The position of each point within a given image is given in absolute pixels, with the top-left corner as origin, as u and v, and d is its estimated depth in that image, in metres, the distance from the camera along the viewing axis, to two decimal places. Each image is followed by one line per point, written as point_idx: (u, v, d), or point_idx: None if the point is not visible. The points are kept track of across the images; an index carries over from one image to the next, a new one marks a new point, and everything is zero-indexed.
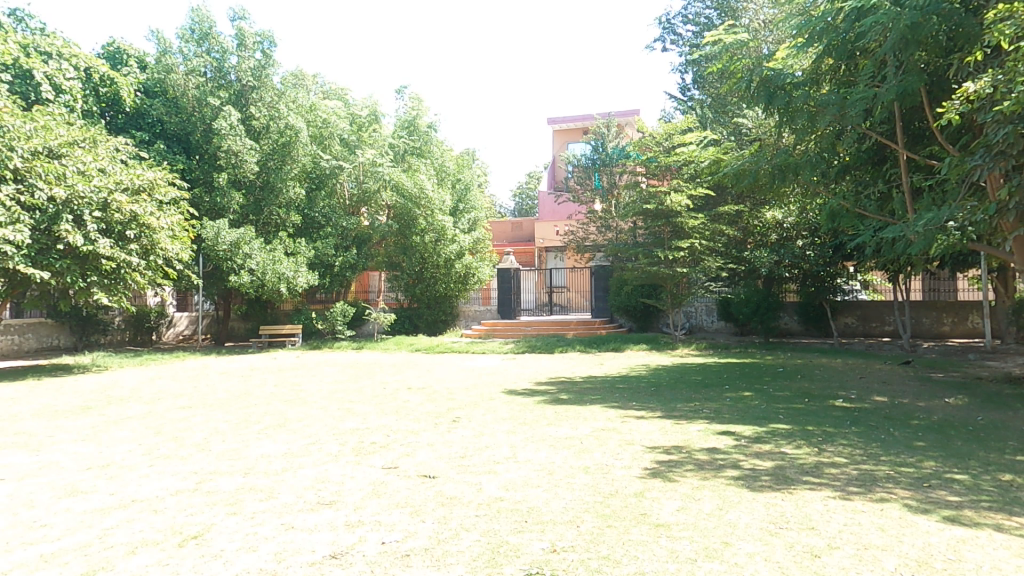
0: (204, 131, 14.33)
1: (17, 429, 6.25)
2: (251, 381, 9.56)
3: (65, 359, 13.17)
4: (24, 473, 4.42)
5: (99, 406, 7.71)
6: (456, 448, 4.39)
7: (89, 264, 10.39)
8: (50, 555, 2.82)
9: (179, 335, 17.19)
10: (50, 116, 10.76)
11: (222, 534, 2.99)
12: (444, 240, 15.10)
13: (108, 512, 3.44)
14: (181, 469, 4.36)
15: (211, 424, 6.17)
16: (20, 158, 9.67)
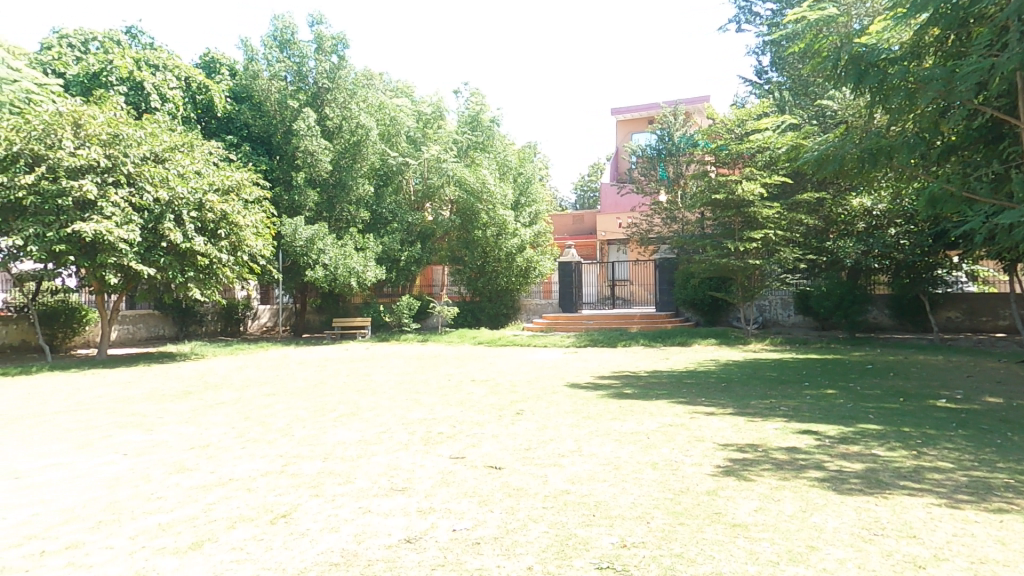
0: (285, 132, 15.05)
1: (132, 411, 6.93)
2: (326, 371, 10.06)
3: (168, 348, 14.41)
4: (140, 450, 4.89)
5: (197, 392, 8.38)
6: (521, 441, 4.43)
7: (187, 260, 11.34)
8: (165, 524, 3.11)
9: (263, 327, 18.40)
10: (155, 122, 11.79)
11: (307, 514, 3.17)
12: (505, 234, 15.29)
13: (210, 488, 3.73)
14: (269, 452, 4.67)
15: (292, 411, 6.55)
16: (132, 164, 10.74)
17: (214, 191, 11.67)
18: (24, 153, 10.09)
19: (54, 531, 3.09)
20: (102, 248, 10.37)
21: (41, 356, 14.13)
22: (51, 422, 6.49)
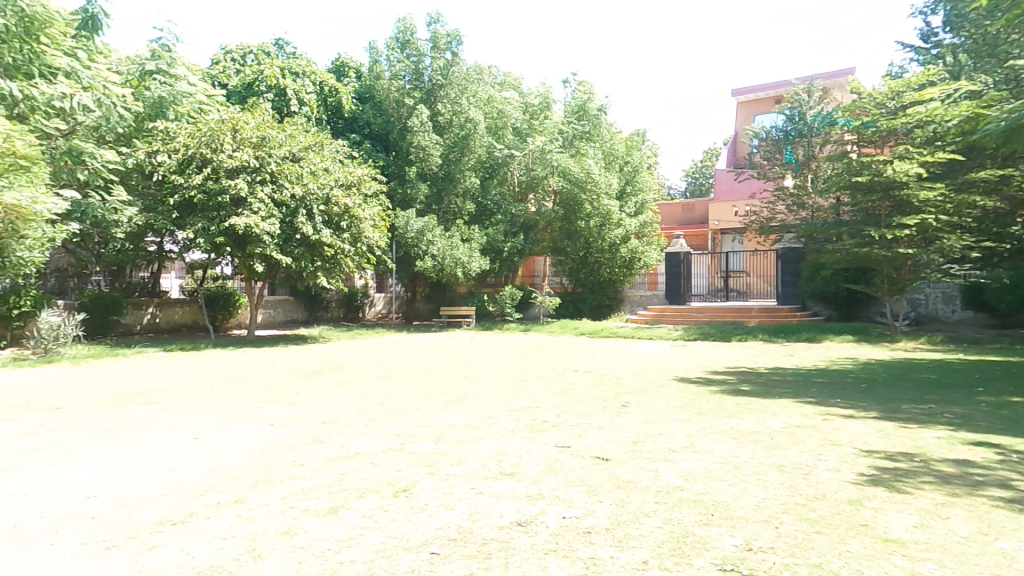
0: (401, 129, 15.94)
1: (274, 386, 7.78)
2: (433, 357, 10.58)
3: (300, 331, 16.00)
4: (284, 421, 5.50)
5: (325, 372, 9.22)
6: (628, 433, 4.34)
7: (316, 251, 12.50)
8: (306, 489, 3.47)
9: (378, 313, 19.91)
10: (293, 125, 13.16)
11: (425, 490, 3.36)
12: (609, 224, 14.96)
13: (341, 459, 4.09)
14: (388, 430, 5.01)
15: (406, 394, 6.96)
16: (275, 163, 12.15)
17: (339, 186, 12.78)
18: (195, 156, 11.85)
19: (224, 487, 3.59)
20: (251, 240, 11.87)
21: (205, 334, 16.61)
22: (214, 393, 7.52)
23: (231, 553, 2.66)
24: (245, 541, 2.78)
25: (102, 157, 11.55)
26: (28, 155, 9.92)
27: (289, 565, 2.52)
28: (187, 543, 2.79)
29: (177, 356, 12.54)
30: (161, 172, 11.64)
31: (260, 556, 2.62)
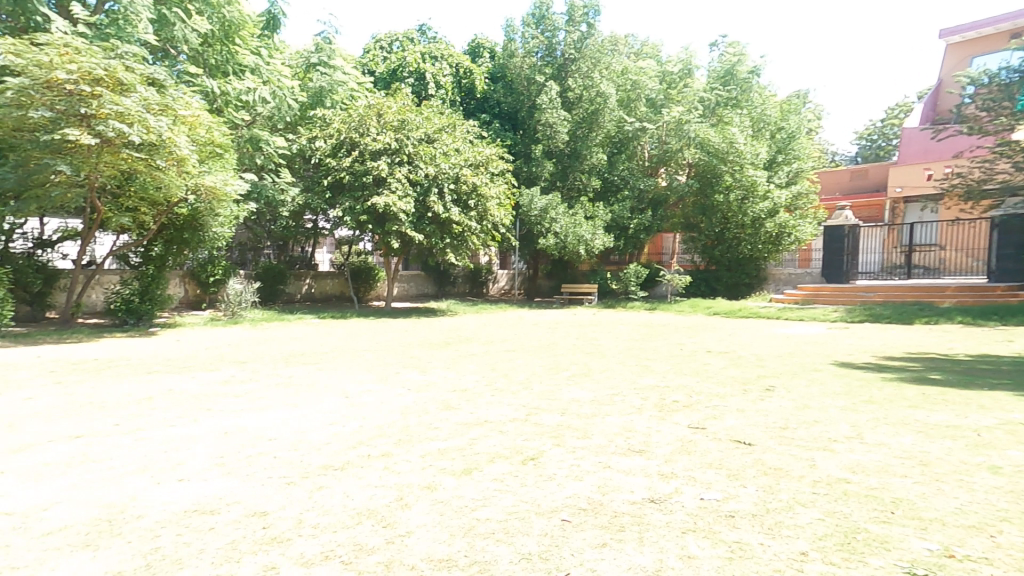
0: (529, 107, 16.27)
1: (409, 354, 8.44)
2: (556, 334, 10.70)
3: (431, 304, 17.16)
4: (419, 387, 5.96)
5: (453, 343, 9.78)
6: (774, 419, 4.06)
7: (445, 229, 13.39)
8: (442, 450, 3.74)
9: (501, 290, 20.81)
10: (431, 108, 14.07)
11: (552, 460, 3.45)
12: (754, 197, 13.97)
13: (472, 425, 4.34)
14: (514, 401, 5.20)
15: (530, 368, 7.15)
16: (412, 144, 13.18)
17: (468, 165, 13.63)
18: (346, 140, 13.18)
19: (373, 441, 4.00)
20: (389, 218, 12.90)
21: (351, 305, 18.51)
22: (359, 358, 8.36)
23: (383, 500, 2.98)
24: (394, 490, 3.10)
25: (273, 143, 14.29)
26: (221, 143, 11.87)
27: (433, 516, 2.77)
28: (346, 487, 3.18)
29: (329, 323, 14.13)
30: (318, 155, 13.18)
31: (406, 505, 2.90)
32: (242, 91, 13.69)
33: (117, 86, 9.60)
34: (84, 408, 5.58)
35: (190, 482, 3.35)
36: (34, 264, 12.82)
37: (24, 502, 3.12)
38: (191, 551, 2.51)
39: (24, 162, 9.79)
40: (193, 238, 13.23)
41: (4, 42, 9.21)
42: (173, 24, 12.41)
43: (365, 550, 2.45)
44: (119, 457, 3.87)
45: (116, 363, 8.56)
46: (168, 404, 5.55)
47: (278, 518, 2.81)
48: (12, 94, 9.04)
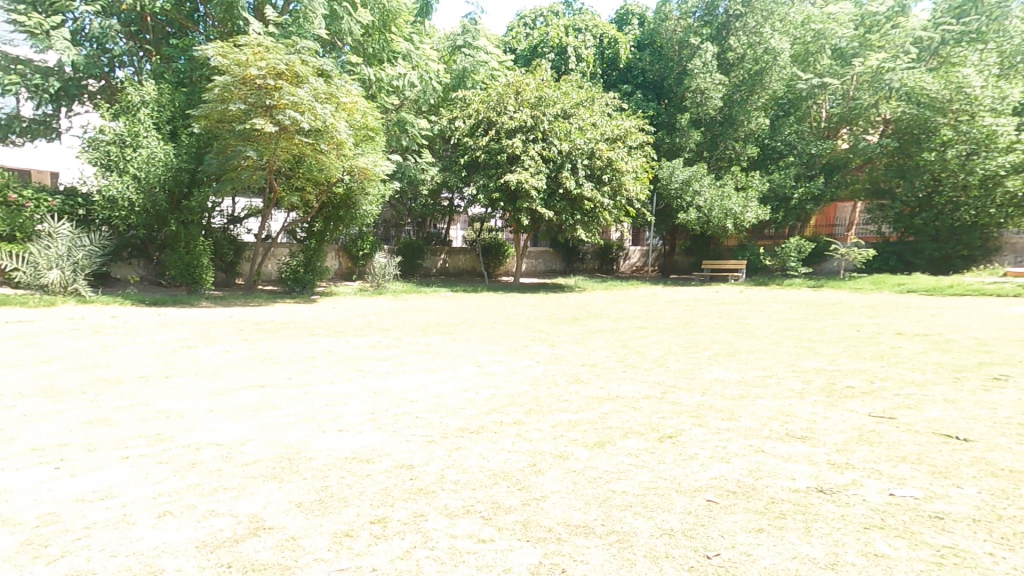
0: (679, 73, 17.37)
1: (539, 328, 8.77)
2: (696, 311, 10.26)
3: (560, 281, 18.14)
4: (547, 360, 6.23)
5: (582, 318, 9.94)
6: (996, 414, 3.51)
7: (576, 206, 14.77)
8: (571, 423, 3.87)
9: (633, 266, 22.18)
10: (569, 83, 15.50)
11: (692, 440, 3.38)
12: (982, 151, 12.97)
13: (603, 400, 4.41)
14: (648, 377, 5.17)
15: (666, 345, 7.00)
16: (547, 121, 14.56)
17: (604, 139, 14.84)
18: (483, 120, 14.72)
19: (504, 410, 4.27)
20: (522, 195, 14.24)
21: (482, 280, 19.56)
22: (489, 330, 8.92)
23: (519, 463, 3.18)
24: (526, 457, 3.28)
25: (418, 125, 15.38)
26: (374, 127, 13.07)
27: (566, 484, 2.87)
28: (483, 448, 3.46)
29: (462, 297, 15.08)
30: (458, 135, 15.03)
31: (540, 471, 3.05)
32: (394, 77, 14.91)
33: (295, 79, 10.86)
34: (265, 362, 6.59)
35: (349, 432, 3.84)
36: (228, 237, 15.25)
37: (227, 436, 3.81)
38: (355, 491, 2.87)
39: (223, 149, 11.53)
40: (347, 216, 14.70)
41: (215, 48, 10.66)
42: (342, 18, 13.83)
43: (503, 509, 2.63)
44: (294, 406, 4.56)
45: (288, 326, 9.91)
46: (328, 363, 6.39)
47: (425, 472, 3.12)
48: (218, 91, 10.63)
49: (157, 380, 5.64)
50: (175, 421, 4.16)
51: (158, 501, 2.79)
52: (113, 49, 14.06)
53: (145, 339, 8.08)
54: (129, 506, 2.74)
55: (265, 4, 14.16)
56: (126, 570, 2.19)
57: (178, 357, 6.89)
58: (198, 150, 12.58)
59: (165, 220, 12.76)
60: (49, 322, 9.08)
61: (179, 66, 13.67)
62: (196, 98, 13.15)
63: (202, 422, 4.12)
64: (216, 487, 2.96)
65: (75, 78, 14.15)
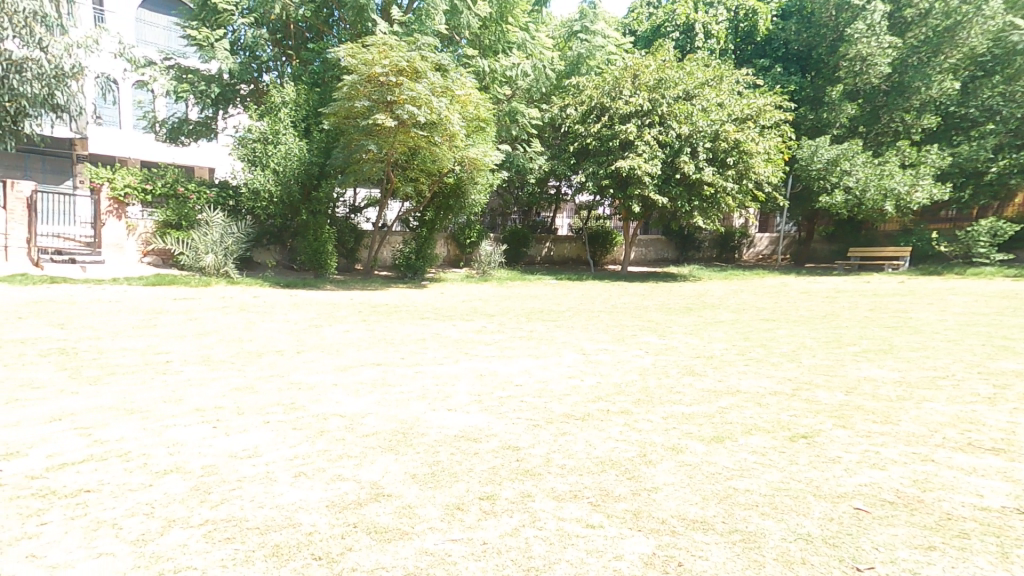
0: (831, 42, 17.14)
1: (653, 318, 10.06)
2: (837, 304, 10.10)
3: (675, 271, 18.76)
4: (655, 351, 7.12)
5: (696, 311, 11.08)
6: None
7: (693, 191, 14.97)
8: (685, 416, 4.37)
9: (759, 254, 22.45)
10: (693, 62, 15.67)
11: (832, 442, 3.67)
12: None
13: (721, 394, 4.96)
14: (774, 372, 5.65)
15: (799, 340, 7.42)
16: (668, 104, 14.86)
17: (733, 119, 14.68)
18: (596, 106, 15.46)
19: (610, 399, 4.87)
20: (632, 182, 14.90)
21: (586, 270, 19.97)
22: (593, 320, 9.81)
23: (628, 452, 3.65)
24: (636, 447, 3.73)
25: (528, 114, 15.64)
26: (485, 118, 13.52)
27: (678, 478, 3.22)
28: (590, 435, 3.98)
29: (566, 286, 15.46)
30: (569, 123, 15.90)
31: (650, 462, 3.46)
32: (508, 67, 15.25)
33: (413, 74, 11.48)
34: (381, 342, 7.44)
35: (458, 412, 4.55)
36: (349, 225, 16.35)
37: (349, 409, 4.55)
38: (464, 468, 3.41)
39: (348, 144, 12.58)
40: (457, 204, 15.34)
41: (345, 48, 11.52)
42: (461, 12, 14.25)
43: (612, 498, 3.01)
44: (407, 384, 5.35)
45: (400, 309, 10.75)
46: (437, 346, 7.32)
47: (530, 454, 3.64)
48: (346, 89, 11.53)
49: (289, 355, 6.54)
50: (307, 392, 4.97)
51: (295, 462, 3.46)
52: (261, 55, 15.86)
53: (281, 317, 9.21)
54: (271, 465, 3.42)
55: (392, 4, 15.09)
56: (272, 519, 2.78)
57: (307, 334, 7.82)
58: (327, 145, 13.66)
59: (297, 209, 14.11)
60: (207, 299, 10.59)
61: (316, 68, 15.07)
62: (327, 97, 14.30)
63: (329, 395, 4.92)
64: (341, 454, 3.60)
65: (231, 84, 16.08)
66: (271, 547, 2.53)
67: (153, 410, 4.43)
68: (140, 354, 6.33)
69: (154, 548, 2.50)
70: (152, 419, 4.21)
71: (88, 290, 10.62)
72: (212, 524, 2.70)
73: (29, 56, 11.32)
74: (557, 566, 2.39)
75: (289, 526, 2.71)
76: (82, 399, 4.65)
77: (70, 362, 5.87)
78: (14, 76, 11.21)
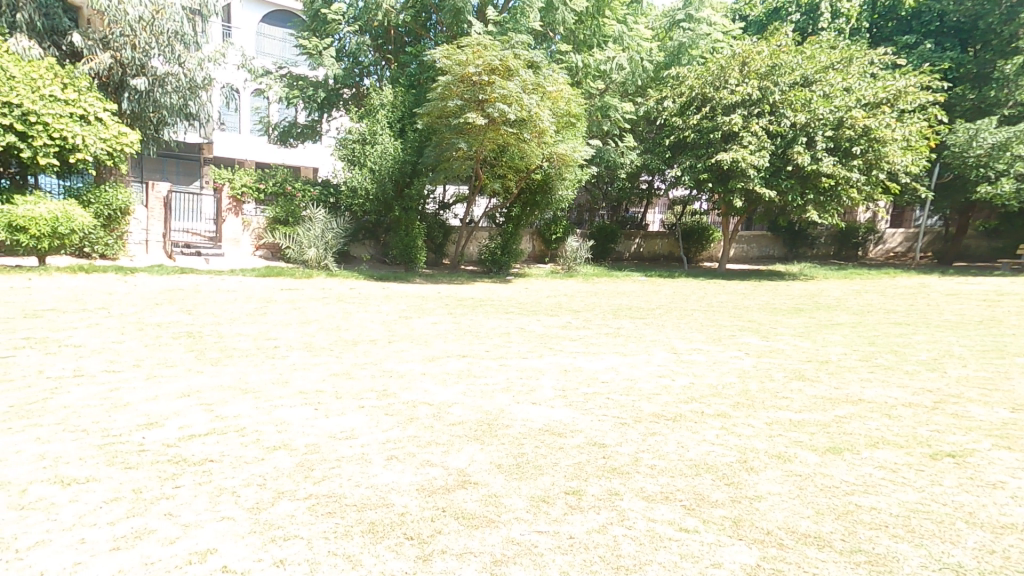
0: (1000, 13, 15.54)
1: (754, 318, 9.76)
2: (995, 308, 9.61)
3: (780, 268, 17.91)
4: (758, 352, 7.02)
5: (809, 310, 10.58)
6: None
7: (809, 183, 14.09)
8: (794, 423, 4.34)
9: (888, 251, 20.87)
10: (817, 44, 14.91)
11: (986, 464, 3.56)
12: None
13: (839, 403, 4.92)
14: (908, 382, 5.63)
15: (945, 346, 7.29)
16: (781, 91, 13.93)
17: (862, 104, 13.77)
18: (697, 96, 14.92)
19: (705, 401, 4.87)
20: (735, 175, 14.22)
21: (679, 267, 19.38)
22: (688, 318, 9.65)
23: (729, 456, 3.64)
24: (735, 452, 3.70)
25: (622, 108, 15.25)
26: (576, 114, 13.39)
27: (785, 488, 3.19)
28: (683, 436, 3.99)
29: (656, 283, 15.04)
30: (666, 115, 15.50)
31: (753, 470, 3.44)
32: (602, 61, 14.89)
33: (506, 73, 11.75)
34: (467, 335, 7.67)
35: (542, 405, 4.62)
36: (438, 221, 16.93)
37: (437, 398, 4.76)
38: (549, 461, 3.49)
39: (439, 142, 12.95)
40: (543, 201, 15.43)
41: (441, 50, 11.87)
42: (556, 9, 14.26)
43: (708, 503, 3.00)
44: (492, 376, 5.53)
45: (485, 302, 10.97)
46: (522, 340, 7.45)
47: (617, 452, 3.67)
48: (439, 89, 11.90)
49: (382, 344, 6.90)
50: (398, 380, 5.25)
51: (387, 446, 3.66)
52: (363, 60, 16.63)
53: (375, 308, 9.74)
54: (367, 447, 3.64)
55: (488, 4, 15.39)
56: (368, 498, 2.97)
57: (398, 325, 8.20)
58: (419, 144, 14.26)
59: (390, 206, 14.75)
60: (309, 291, 11.37)
61: (412, 70, 15.50)
62: (422, 97, 14.86)
63: (418, 383, 5.19)
64: (430, 441, 3.78)
65: (336, 89, 17.04)
66: (368, 524, 2.70)
67: (264, 390, 4.84)
68: (252, 340, 6.91)
69: (266, 516, 2.73)
70: (263, 398, 4.62)
71: (211, 280, 11.72)
72: (316, 498, 2.93)
73: (170, 71, 12.72)
74: (648, 568, 2.41)
75: (384, 506, 2.88)
76: (205, 377, 5.15)
77: (196, 344, 6.51)
78: (158, 90, 12.71)
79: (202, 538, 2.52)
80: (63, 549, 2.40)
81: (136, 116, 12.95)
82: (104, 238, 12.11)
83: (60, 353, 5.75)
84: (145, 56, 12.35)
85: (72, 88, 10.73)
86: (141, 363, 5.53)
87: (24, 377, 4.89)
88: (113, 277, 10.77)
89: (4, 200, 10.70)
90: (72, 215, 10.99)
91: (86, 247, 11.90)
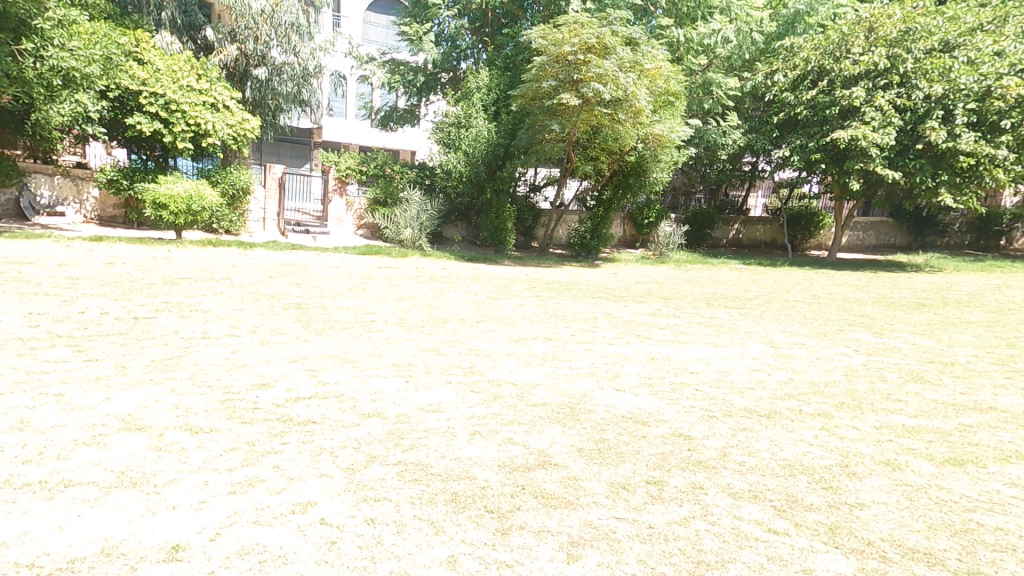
0: None
1: (867, 312, 8.89)
2: None
3: (902, 259, 16.20)
4: (869, 351, 6.38)
5: (935, 306, 9.47)
6: None
7: (942, 163, 12.52)
8: (909, 429, 3.93)
9: None
10: (964, 2, 13.36)
11: None
12: None
13: (964, 410, 4.39)
14: None
15: None
16: (912, 60, 12.42)
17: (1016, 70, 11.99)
18: (814, 69, 13.67)
19: (804, 399, 4.54)
20: (853, 155, 12.94)
21: (783, 255, 18.04)
22: (790, 310, 8.99)
23: (830, 459, 3.38)
24: (835, 456, 3.43)
25: (726, 85, 14.32)
26: (675, 92, 12.76)
27: (891, 497, 2.92)
28: (776, 434, 3.77)
29: (755, 272, 14.15)
30: (775, 91, 14.35)
31: (856, 476, 3.17)
32: (706, 35, 13.94)
33: (602, 50, 11.34)
34: (553, 318, 7.69)
35: (627, 393, 4.55)
36: (528, 204, 17.03)
37: (521, 378, 4.85)
38: (630, 449, 3.43)
39: (532, 125, 12.95)
40: (636, 183, 15.00)
41: (537, 30, 11.74)
42: None
43: (801, 506, 2.81)
44: (576, 359, 5.51)
45: (572, 287, 10.91)
46: (608, 325, 7.34)
47: (703, 445, 3.53)
48: (534, 71, 11.87)
49: (469, 323, 7.10)
50: (484, 359, 5.39)
51: (471, 421, 3.78)
52: (461, 44, 16.88)
53: (464, 288, 10.02)
54: (452, 421, 3.79)
55: None
56: (452, 469, 3.09)
57: (486, 306, 8.38)
58: (512, 126, 14.28)
59: (482, 188, 15.00)
60: (404, 269, 11.91)
61: (508, 52, 15.52)
62: (516, 79, 14.84)
63: (503, 363, 5.30)
64: (512, 420, 3.85)
65: (434, 73, 17.48)
66: (451, 494, 2.82)
67: (361, 361, 5.17)
68: (352, 313, 7.38)
69: (360, 477, 2.94)
70: (359, 368, 4.94)
71: (318, 256, 12.63)
72: (404, 465, 3.10)
73: (286, 60, 13.68)
74: (732, 566, 2.31)
75: (466, 478, 2.99)
76: (310, 346, 5.59)
77: (303, 315, 7.08)
78: (275, 79, 13.73)
79: (305, 492, 2.77)
80: (192, 488, 2.74)
81: (256, 103, 14.08)
82: (229, 216, 13.42)
83: (192, 317, 6.49)
84: (265, 48, 13.43)
85: (204, 79, 11.86)
86: (257, 330, 6.11)
87: (163, 337, 5.58)
88: (235, 251, 11.94)
89: (151, 180, 12.20)
90: (203, 194, 12.20)
91: (213, 223, 13.25)
